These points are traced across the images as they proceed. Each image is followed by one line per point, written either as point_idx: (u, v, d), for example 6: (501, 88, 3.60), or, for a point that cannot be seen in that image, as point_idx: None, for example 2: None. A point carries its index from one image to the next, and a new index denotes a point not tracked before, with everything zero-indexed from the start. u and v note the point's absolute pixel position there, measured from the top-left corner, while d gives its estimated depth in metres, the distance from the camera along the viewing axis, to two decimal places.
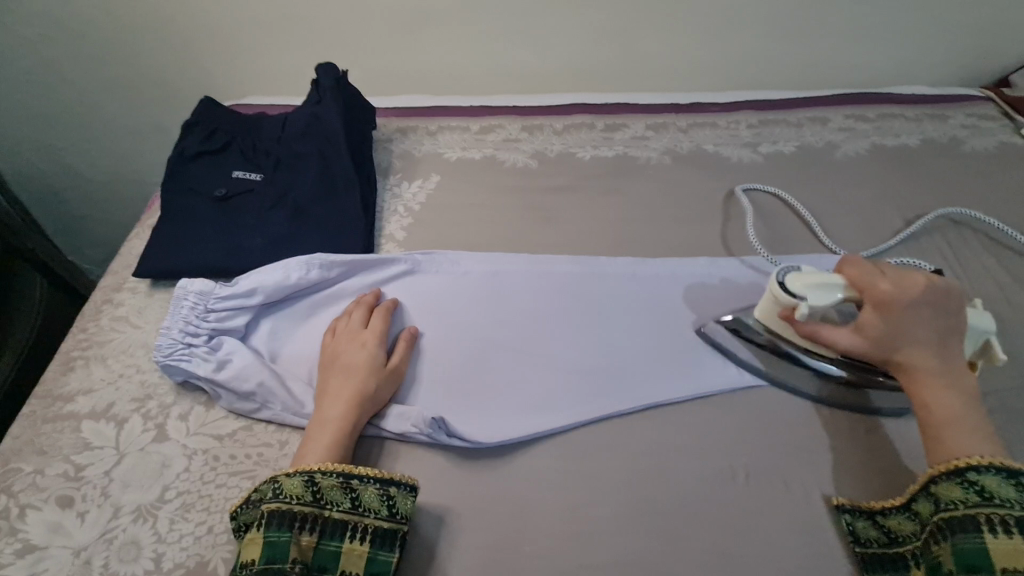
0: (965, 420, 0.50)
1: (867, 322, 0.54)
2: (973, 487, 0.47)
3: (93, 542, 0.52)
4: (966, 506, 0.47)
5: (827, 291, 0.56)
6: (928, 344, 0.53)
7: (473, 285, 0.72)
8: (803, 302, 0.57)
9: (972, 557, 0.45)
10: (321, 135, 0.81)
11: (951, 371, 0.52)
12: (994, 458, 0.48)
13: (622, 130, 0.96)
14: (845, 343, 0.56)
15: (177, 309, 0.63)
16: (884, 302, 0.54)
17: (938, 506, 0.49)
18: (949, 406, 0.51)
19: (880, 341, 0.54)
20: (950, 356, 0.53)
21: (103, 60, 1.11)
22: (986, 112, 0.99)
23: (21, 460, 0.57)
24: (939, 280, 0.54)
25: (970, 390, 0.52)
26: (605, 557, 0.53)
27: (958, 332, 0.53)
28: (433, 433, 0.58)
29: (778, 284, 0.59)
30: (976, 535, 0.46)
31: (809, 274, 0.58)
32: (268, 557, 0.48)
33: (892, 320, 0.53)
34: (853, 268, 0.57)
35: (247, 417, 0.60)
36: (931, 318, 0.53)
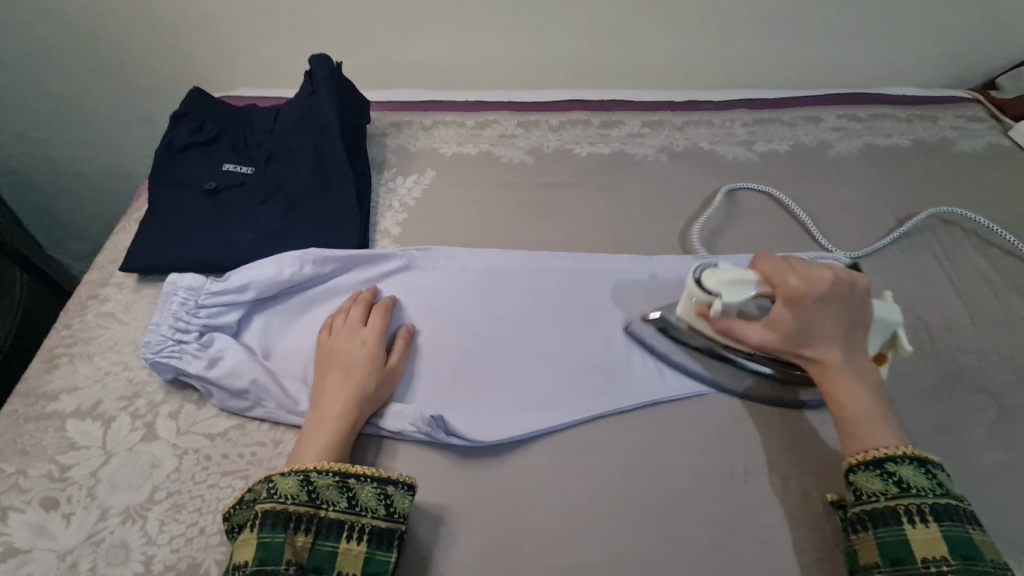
0: (870, 411, 0.51)
1: (780, 318, 0.54)
2: (891, 477, 0.49)
3: (79, 545, 0.50)
4: (887, 497, 0.48)
5: (742, 288, 0.57)
6: (836, 336, 0.53)
7: (470, 282, 0.71)
8: (716, 297, 0.57)
9: (896, 550, 0.47)
10: (314, 128, 0.79)
11: (857, 362, 0.53)
12: (905, 448, 0.49)
13: (619, 127, 0.96)
14: (760, 339, 0.55)
15: (166, 305, 0.62)
16: (795, 298, 0.53)
17: (860, 498, 0.49)
18: (854, 397, 0.51)
19: (792, 335, 0.53)
20: (856, 347, 0.54)
21: (85, 49, 1.08)
22: (975, 113, 1.00)
23: (3, 460, 0.55)
24: (844, 272, 0.54)
25: (874, 380, 0.53)
26: (606, 556, 0.52)
27: (863, 324, 0.54)
28: (433, 431, 0.57)
29: (695, 284, 0.59)
30: (898, 527, 0.47)
31: (725, 271, 0.58)
32: (261, 559, 0.46)
33: (804, 314, 0.53)
34: (767, 265, 0.56)
35: (240, 415, 0.58)
36: (840, 311, 0.53)
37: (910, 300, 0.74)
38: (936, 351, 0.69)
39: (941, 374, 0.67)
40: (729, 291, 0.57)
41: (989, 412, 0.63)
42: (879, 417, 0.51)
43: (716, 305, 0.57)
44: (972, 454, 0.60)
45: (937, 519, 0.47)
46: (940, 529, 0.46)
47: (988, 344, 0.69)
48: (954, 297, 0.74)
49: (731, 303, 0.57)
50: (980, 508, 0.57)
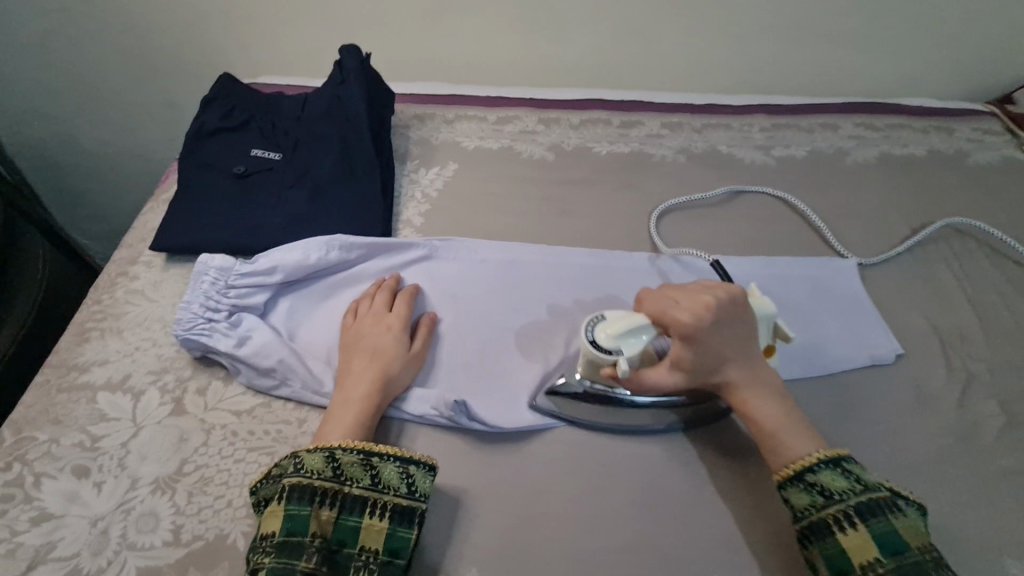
0: (784, 426, 0.54)
1: (682, 359, 0.54)
2: (814, 487, 0.51)
3: (110, 512, 0.51)
4: (818, 510, 0.50)
5: (636, 338, 0.54)
6: (736, 361, 0.55)
7: (491, 273, 0.72)
8: (621, 356, 0.54)
9: (839, 561, 0.48)
10: (342, 117, 0.81)
11: (760, 379, 0.55)
12: (822, 452, 0.52)
13: (638, 127, 0.97)
14: (667, 383, 0.55)
15: (197, 284, 0.63)
16: (690, 334, 0.53)
17: (796, 516, 0.51)
18: (769, 415, 0.54)
19: (697, 372, 0.54)
20: (757, 363, 0.56)
21: (114, 32, 1.09)
22: (991, 126, 1.01)
23: (36, 428, 0.57)
24: (726, 292, 0.55)
25: (780, 389, 0.56)
26: (622, 543, 0.53)
27: (754, 340, 0.56)
28: (456, 416, 0.59)
29: (591, 347, 0.55)
30: (833, 538, 0.48)
31: (613, 324, 0.55)
32: (288, 530, 0.48)
33: (702, 351, 0.53)
34: (652, 304, 0.55)
35: (266, 394, 0.60)
36: (732, 337, 0.54)
37: (922, 307, 0.75)
38: (945, 358, 0.70)
39: (950, 381, 0.68)
40: (627, 344, 0.54)
41: (997, 419, 0.65)
42: (795, 427, 0.54)
43: (626, 364, 0.53)
44: (979, 459, 0.62)
45: (864, 520, 0.48)
46: (869, 529, 0.48)
47: (997, 353, 0.71)
48: (965, 306, 0.76)
49: (634, 356, 0.54)
50: (985, 511, 0.58)
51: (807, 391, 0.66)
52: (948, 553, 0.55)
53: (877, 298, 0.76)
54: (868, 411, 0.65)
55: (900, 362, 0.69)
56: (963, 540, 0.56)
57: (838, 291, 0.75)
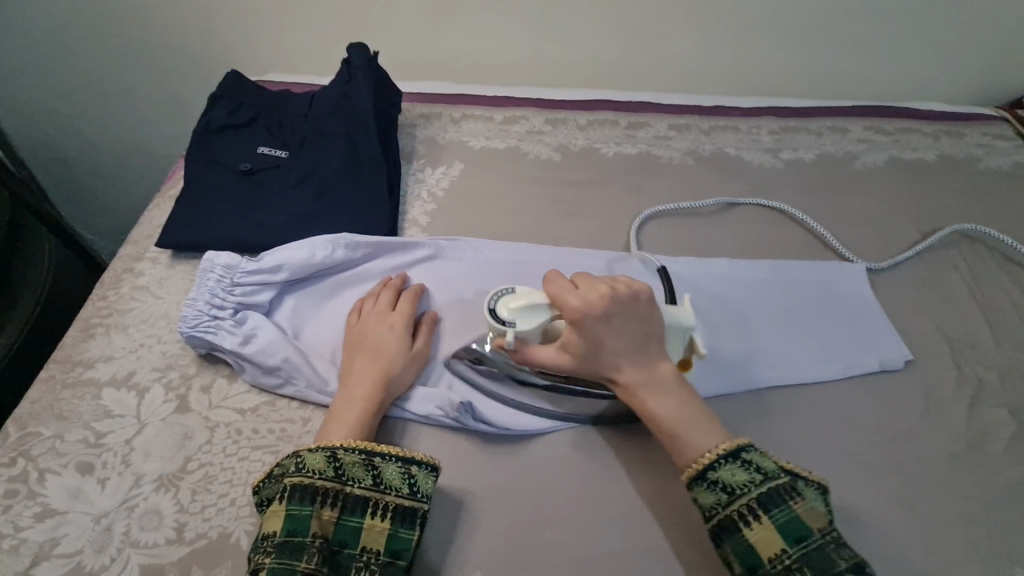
0: (680, 422, 0.52)
1: (569, 343, 0.54)
2: (715, 485, 0.49)
3: (114, 509, 0.51)
4: (723, 507, 0.49)
5: (533, 314, 0.55)
6: (628, 354, 0.54)
7: (497, 274, 0.72)
8: (510, 329, 0.55)
9: (748, 557, 0.47)
10: (349, 115, 0.81)
11: (654, 375, 0.54)
12: (721, 446, 0.50)
13: (646, 129, 0.96)
14: (553, 361, 0.55)
15: (203, 281, 0.63)
16: (580, 324, 0.53)
17: (704, 516, 0.50)
18: (665, 412, 0.52)
19: (586, 359, 0.54)
20: (654, 359, 0.54)
21: (122, 28, 1.09)
22: (1001, 131, 1.00)
23: (40, 424, 0.56)
24: (627, 288, 0.55)
25: (682, 386, 0.54)
26: (626, 547, 0.53)
27: (651, 335, 0.55)
28: (461, 416, 0.58)
29: (490, 315, 0.56)
30: (740, 534, 0.47)
31: (517, 299, 0.56)
32: (289, 530, 0.47)
33: (590, 339, 0.53)
34: (552, 288, 0.55)
35: (271, 392, 0.60)
36: (626, 329, 0.54)
37: (931, 313, 0.75)
38: (955, 365, 0.69)
39: (960, 388, 0.67)
40: (522, 318, 0.55)
41: (1007, 427, 0.64)
42: (692, 424, 0.52)
43: (511, 335, 0.55)
44: (989, 468, 0.61)
45: (766, 510, 0.48)
46: (772, 519, 0.47)
47: (1007, 361, 0.70)
48: (975, 312, 0.75)
49: (525, 331, 0.55)
50: (993, 521, 0.57)
51: (815, 396, 0.66)
52: (956, 563, 0.55)
53: (885, 303, 0.76)
54: (875, 418, 0.64)
55: (909, 369, 0.69)
56: (971, 549, 0.55)
57: (846, 296, 0.75)
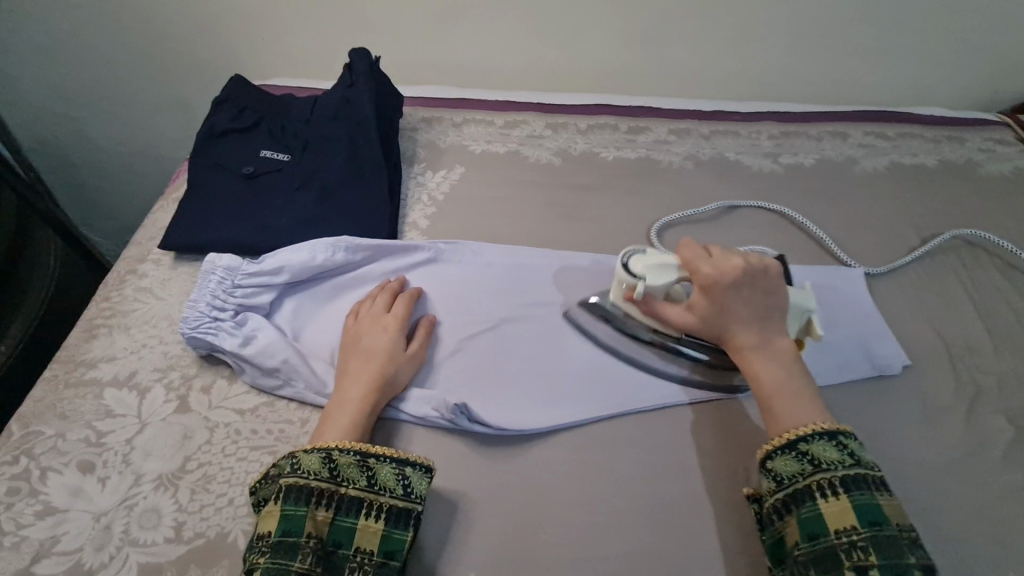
0: (785, 392, 0.53)
1: (695, 303, 0.58)
2: (805, 456, 0.49)
3: (114, 508, 0.52)
4: (803, 477, 0.49)
5: (663, 273, 0.60)
6: (750, 321, 0.56)
7: (495, 277, 0.72)
8: (640, 281, 0.60)
9: (813, 526, 0.47)
10: (351, 119, 0.81)
11: (769, 344, 0.56)
12: (818, 424, 0.51)
13: (646, 133, 0.97)
14: (677, 318, 0.60)
15: (204, 283, 0.64)
16: (708, 284, 0.57)
17: (781, 482, 0.50)
18: (771, 379, 0.54)
19: (707, 321, 0.58)
20: (772, 329, 0.56)
21: (130, 32, 1.10)
22: (1003, 137, 1.00)
23: (43, 423, 0.57)
24: (757, 260, 0.58)
25: (794, 359, 0.55)
26: (620, 550, 0.53)
27: (774, 308, 0.57)
28: (456, 418, 0.59)
29: (622, 268, 0.62)
30: (812, 503, 0.48)
31: (652, 258, 0.61)
32: (284, 530, 0.48)
33: (716, 300, 0.57)
34: (688, 251, 0.60)
35: (270, 393, 0.60)
36: (751, 296, 0.57)
37: (931, 318, 0.75)
38: (954, 369, 0.69)
39: (958, 393, 0.67)
40: (653, 275, 0.60)
41: (1006, 432, 0.64)
42: (796, 397, 0.53)
43: (641, 289, 0.60)
44: (986, 472, 0.61)
45: (847, 490, 0.47)
46: (850, 499, 0.47)
47: (1007, 366, 0.70)
48: (974, 317, 0.75)
49: (655, 287, 0.60)
50: (990, 525, 0.57)
51: None
52: (951, 568, 0.54)
53: (884, 308, 0.76)
54: (872, 423, 0.64)
55: (907, 374, 0.69)
56: (969, 553, 0.55)
57: (844, 301, 0.75)
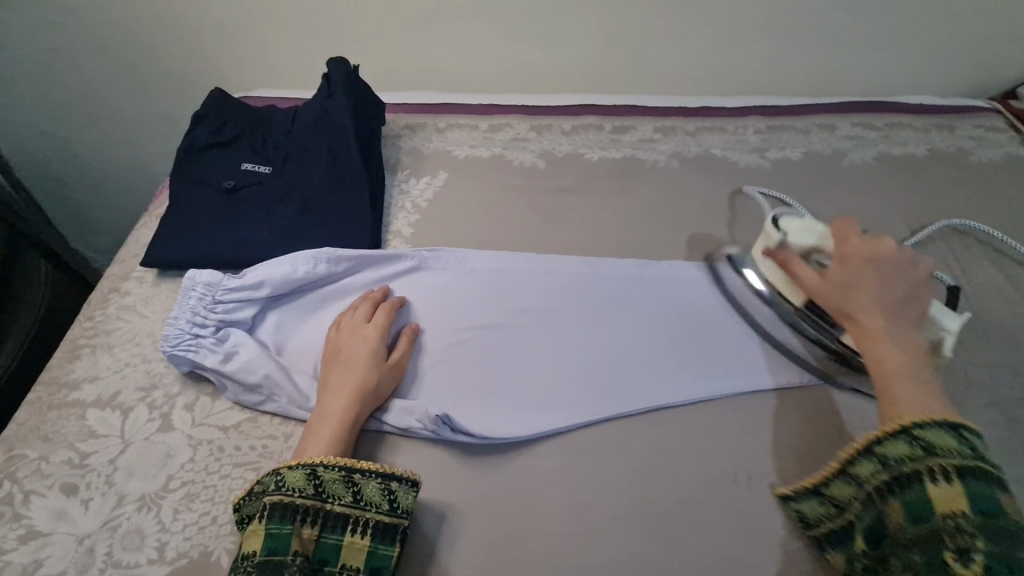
0: (909, 374, 0.49)
1: (832, 270, 0.57)
2: (916, 440, 0.46)
3: (97, 529, 0.52)
4: (912, 461, 0.46)
5: (808, 234, 0.64)
6: (889, 297, 0.54)
7: (479, 284, 0.72)
8: (780, 235, 0.64)
9: (917, 508, 0.44)
10: (331, 130, 0.81)
11: (903, 327, 0.52)
12: (938, 414, 0.46)
13: (631, 132, 0.96)
14: (807, 280, 0.59)
15: (185, 300, 0.64)
16: (849, 256, 0.57)
17: (886, 464, 0.48)
18: (895, 356, 0.50)
19: (838, 287, 0.56)
20: (907, 316, 0.53)
21: (112, 48, 1.10)
22: (993, 124, 0.99)
23: (26, 446, 0.57)
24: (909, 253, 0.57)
25: (924, 352, 0.51)
26: (606, 558, 0.53)
27: (918, 297, 0.55)
28: (438, 429, 0.59)
29: (770, 223, 0.67)
30: (918, 486, 0.45)
31: (801, 220, 0.65)
32: (269, 549, 0.47)
33: (855, 269, 0.56)
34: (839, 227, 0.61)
35: (253, 409, 0.60)
36: (896, 277, 0.55)
37: None
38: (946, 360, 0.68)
39: (952, 386, 0.66)
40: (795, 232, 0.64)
41: (998, 426, 0.63)
42: (919, 381, 0.49)
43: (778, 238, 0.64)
44: None
45: (962, 477, 0.43)
46: (965, 486, 0.43)
47: (999, 357, 0.69)
48: (966, 309, 0.74)
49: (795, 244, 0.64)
50: None
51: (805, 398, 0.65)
52: None
53: None
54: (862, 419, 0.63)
55: None
56: None
57: None
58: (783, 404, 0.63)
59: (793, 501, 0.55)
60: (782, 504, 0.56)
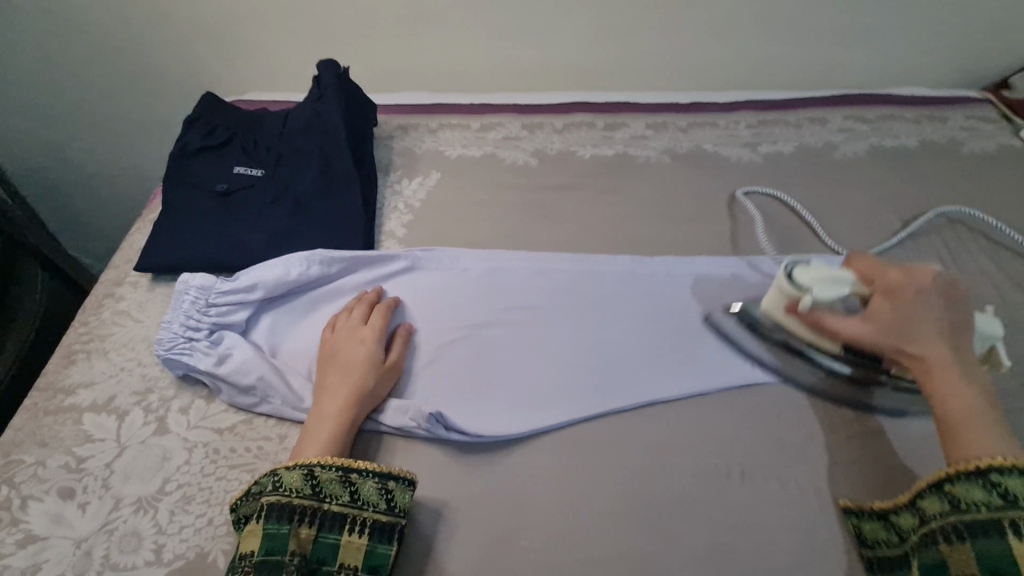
0: (977, 416, 0.50)
1: (879, 312, 0.56)
2: (996, 488, 0.47)
3: (94, 533, 0.52)
4: (990, 508, 0.47)
5: (832, 285, 0.58)
6: (940, 333, 0.54)
7: (472, 282, 0.72)
8: (807, 293, 0.59)
9: (994, 560, 0.45)
10: (322, 131, 0.81)
11: (965, 362, 0.53)
12: (1010, 457, 0.47)
13: (622, 129, 0.96)
14: (854, 329, 0.57)
15: (178, 303, 0.64)
16: (895, 293, 0.56)
17: (958, 507, 0.48)
18: (958, 399, 0.51)
19: (891, 331, 0.55)
20: (960, 346, 0.54)
21: (105, 54, 1.11)
22: (984, 114, 0.99)
23: (23, 451, 0.58)
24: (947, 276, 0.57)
25: (981, 382, 0.52)
26: (600, 553, 0.53)
27: (969, 325, 0.55)
28: (432, 427, 0.59)
29: (785, 279, 0.61)
30: (996, 537, 0.46)
31: (816, 268, 0.60)
32: (267, 549, 0.48)
33: (905, 311, 0.55)
34: (863, 262, 0.60)
35: (248, 411, 0.60)
36: (942, 309, 0.55)
37: None
38: None
39: None
40: (821, 287, 0.59)
41: None
42: (984, 423, 0.50)
43: (807, 299, 0.59)
44: None
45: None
46: None
47: None
48: None
49: (823, 298, 0.58)
50: None
51: None
52: None
53: None
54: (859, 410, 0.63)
55: None
56: None
57: None
58: (775, 397, 0.63)
59: (856, 516, 0.55)
60: (843, 517, 0.55)
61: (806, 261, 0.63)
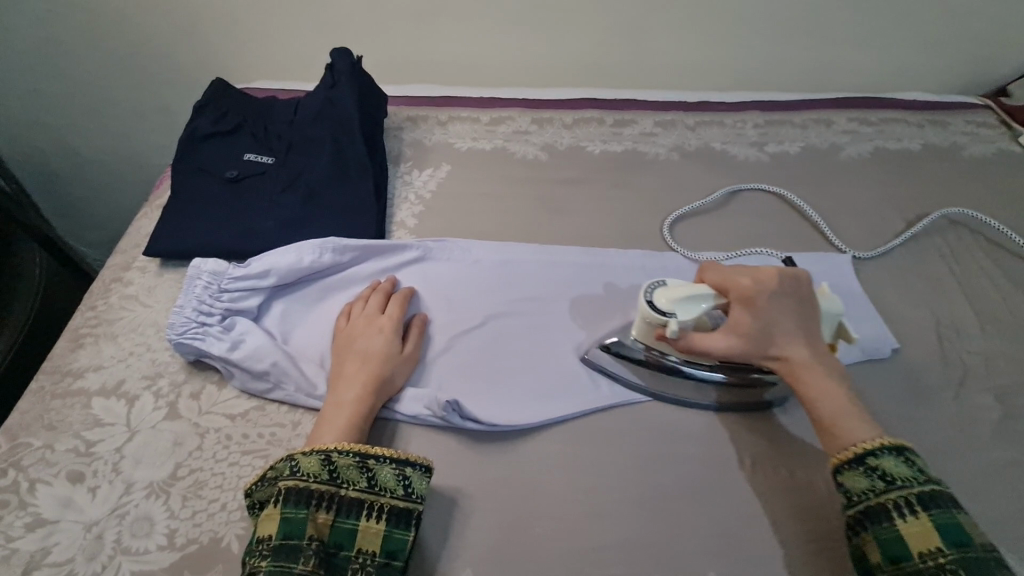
0: (846, 407, 0.52)
1: (741, 324, 0.55)
2: (875, 472, 0.48)
3: (105, 517, 0.52)
4: (876, 494, 0.48)
5: (692, 304, 0.56)
6: (796, 333, 0.55)
7: (484, 274, 0.72)
8: (672, 319, 0.56)
9: (894, 548, 0.46)
10: (334, 120, 0.81)
11: (823, 354, 0.54)
12: (883, 438, 0.50)
13: (632, 126, 0.96)
14: (721, 346, 0.55)
15: (190, 288, 0.63)
16: (750, 300, 0.55)
17: (852, 499, 0.49)
18: (828, 395, 0.52)
19: (755, 339, 0.54)
20: (816, 339, 0.55)
21: (112, 39, 1.09)
22: (985, 120, 1.01)
23: (31, 434, 0.57)
24: (794, 270, 0.57)
25: (840, 371, 0.54)
26: (615, 541, 0.53)
27: (817, 312, 0.56)
28: (448, 415, 0.59)
29: (645, 305, 0.58)
30: (890, 523, 0.47)
31: (675, 288, 0.57)
32: (285, 533, 0.47)
33: (762, 317, 0.54)
34: (715, 274, 0.58)
35: (260, 397, 0.60)
36: (794, 305, 0.55)
37: (922, 300, 0.75)
38: (943, 348, 0.70)
39: (948, 373, 0.67)
40: (683, 308, 0.56)
41: (995, 412, 0.64)
42: (852, 412, 0.52)
43: (674, 326, 0.56)
44: (977, 450, 0.61)
45: (925, 508, 0.46)
46: (930, 517, 0.46)
47: (994, 346, 0.70)
48: (962, 299, 0.75)
49: (686, 320, 0.56)
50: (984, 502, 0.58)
51: None
52: None
53: (872, 291, 0.76)
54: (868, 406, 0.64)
55: (896, 357, 0.69)
56: None
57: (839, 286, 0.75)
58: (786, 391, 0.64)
59: None
60: None
61: (662, 280, 0.61)
